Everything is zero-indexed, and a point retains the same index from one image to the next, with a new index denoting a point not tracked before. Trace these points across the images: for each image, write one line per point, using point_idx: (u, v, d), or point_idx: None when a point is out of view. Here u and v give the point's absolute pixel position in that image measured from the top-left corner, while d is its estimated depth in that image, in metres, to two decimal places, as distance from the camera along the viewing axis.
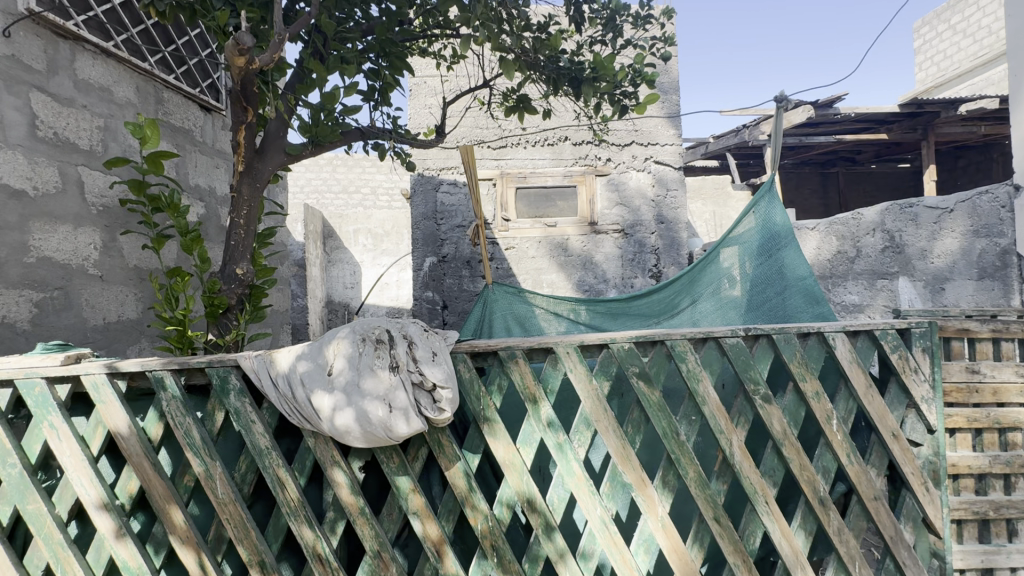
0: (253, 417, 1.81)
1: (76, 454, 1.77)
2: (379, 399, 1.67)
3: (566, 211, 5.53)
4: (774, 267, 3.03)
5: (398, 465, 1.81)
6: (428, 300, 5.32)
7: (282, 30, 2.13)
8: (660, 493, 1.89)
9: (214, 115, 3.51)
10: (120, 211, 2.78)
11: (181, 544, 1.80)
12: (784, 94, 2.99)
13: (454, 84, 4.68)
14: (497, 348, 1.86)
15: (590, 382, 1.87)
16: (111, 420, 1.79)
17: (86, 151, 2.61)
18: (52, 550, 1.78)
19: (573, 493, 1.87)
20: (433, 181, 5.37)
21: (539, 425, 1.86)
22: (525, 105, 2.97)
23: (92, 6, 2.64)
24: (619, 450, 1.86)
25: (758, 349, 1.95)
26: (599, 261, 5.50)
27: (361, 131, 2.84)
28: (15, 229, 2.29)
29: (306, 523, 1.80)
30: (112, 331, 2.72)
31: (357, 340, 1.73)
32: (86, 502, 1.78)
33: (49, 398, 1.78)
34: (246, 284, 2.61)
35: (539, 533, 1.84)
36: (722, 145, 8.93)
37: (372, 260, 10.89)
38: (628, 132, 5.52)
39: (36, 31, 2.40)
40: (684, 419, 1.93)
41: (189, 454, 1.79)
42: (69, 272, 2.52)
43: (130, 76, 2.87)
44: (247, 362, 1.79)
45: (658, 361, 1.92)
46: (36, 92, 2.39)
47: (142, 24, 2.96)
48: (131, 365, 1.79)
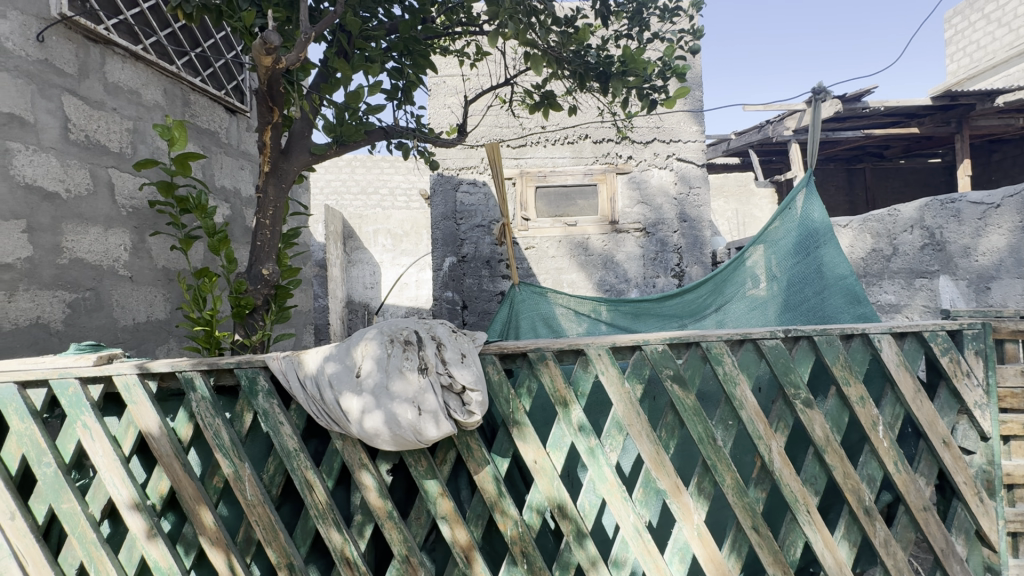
0: (281, 419, 1.80)
1: (109, 454, 1.78)
2: (409, 402, 1.64)
3: (587, 210, 5.46)
4: (812, 265, 2.92)
5: (427, 469, 1.78)
6: (448, 300, 5.30)
7: (308, 30, 2.14)
8: (695, 500, 1.82)
9: (239, 117, 3.54)
10: (149, 213, 2.82)
11: (212, 545, 1.79)
12: (822, 86, 2.88)
13: (475, 83, 4.65)
14: (527, 350, 1.82)
15: (623, 385, 1.81)
16: (142, 421, 1.80)
17: (116, 154, 2.64)
18: (85, 548, 1.79)
19: (605, 498, 1.82)
20: (452, 181, 5.35)
21: (570, 428, 1.80)
22: (550, 101, 2.92)
23: (122, 9, 2.67)
24: (653, 455, 1.80)
25: (798, 351, 1.87)
26: (621, 260, 5.42)
27: (385, 130, 2.84)
28: (48, 231, 2.32)
29: (334, 526, 1.78)
30: (141, 331, 2.75)
31: (385, 341, 1.71)
32: (119, 502, 1.79)
33: (82, 399, 1.79)
34: (271, 284, 2.62)
35: (570, 539, 1.79)
36: (745, 141, 8.92)
37: (392, 260, 10.96)
38: (650, 128, 5.43)
39: (68, 35, 2.43)
40: (720, 423, 1.85)
41: (218, 456, 1.79)
42: (101, 273, 2.55)
43: (158, 78, 2.90)
44: (275, 362, 1.78)
45: (693, 364, 1.85)
46: (68, 96, 2.42)
47: (169, 27, 2.99)
48: (161, 365, 1.79)
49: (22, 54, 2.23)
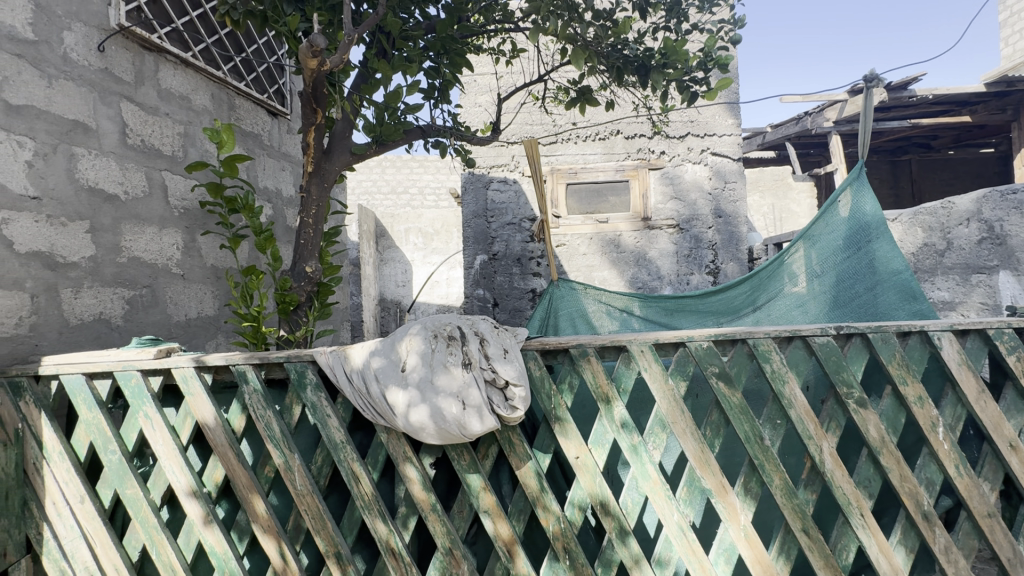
0: (329, 411, 1.85)
1: (168, 443, 1.87)
2: (453, 396, 1.66)
3: (619, 207, 5.40)
4: (864, 260, 2.82)
5: (469, 463, 1.80)
6: (480, 298, 5.33)
7: (351, 32, 2.19)
8: (742, 500, 1.78)
9: (280, 120, 3.65)
10: (199, 213, 2.94)
11: (263, 532, 1.86)
12: (874, 74, 2.78)
13: (508, 81, 4.66)
14: (569, 346, 1.82)
15: (666, 382, 1.78)
16: (199, 411, 1.88)
17: (169, 157, 2.76)
18: (147, 532, 1.89)
19: (648, 497, 1.80)
20: (483, 179, 5.38)
21: (613, 425, 1.79)
22: (587, 97, 2.90)
23: (173, 18, 2.80)
24: (697, 453, 1.77)
25: (850, 349, 1.81)
26: (654, 257, 5.33)
27: (422, 130, 2.88)
28: (109, 231, 2.44)
29: (380, 517, 1.82)
30: (192, 327, 2.87)
31: (429, 336, 1.74)
32: (178, 489, 1.87)
33: (144, 390, 1.89)
34: (314, 282, 2.73)
35: (613, 537, 1.78)
36: (782, 133, 8.65)
37: (422, 259, 11.14)
38: (684, 123, 5.33)
39: (125, 44, 2.56)
40: (768, 422, 1.81)
41: (270, 446, 1.85)
42: (155, 271, 2.67)
43: (206, 84, 3.02)
44: (323, 356, 1.83)
45: (739, 361, 1.81)
46: (126, 103, 2.54)
47: (216, 34, 3.10)
48: (216, 359, 1.87)
49: (85, 64, 2.36)
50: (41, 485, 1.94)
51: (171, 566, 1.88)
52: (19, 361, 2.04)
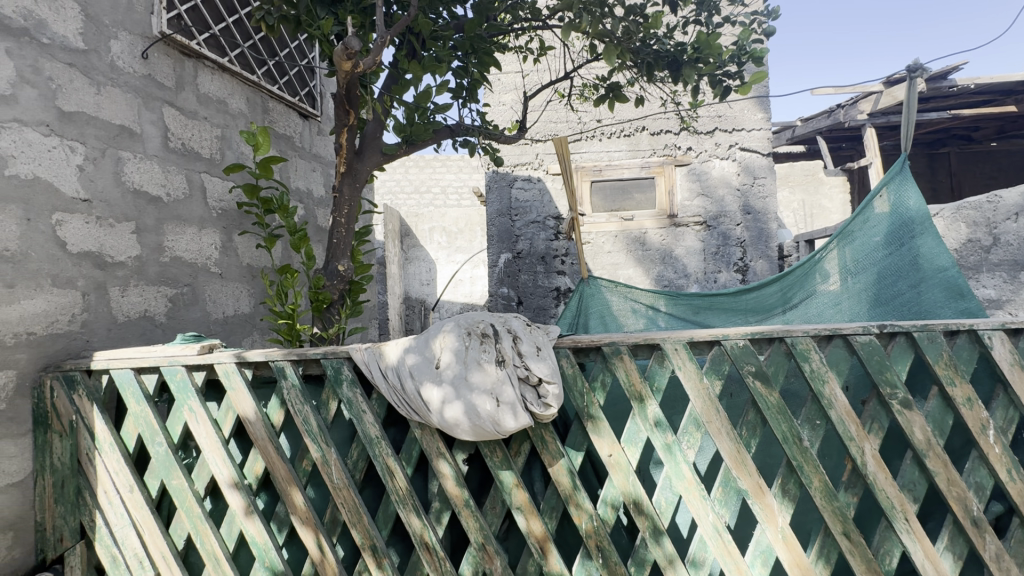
0: (364, 407, 1.88)
1: (211, 436, 1.93)
2: (487, 393, 1.67)
3: (644, 204, 5.34)
4: (907, 257, 2.72)
5: (502, 459, 1.81)
6: (503, 296, 5.34)
7: (385, 33, 2.24)
8: (780, 502, 1.75)
9: (311, 122, 3.71)
10: (236, 214, 3.02)
11: (302, 524, 1.91)
12: (917, 63, 2.70)
13: (533, 79, 4.67)
14: (602, 343, 1.81)
15: (701, 381, 1.76)
16: (240, 406, 1.94)
17: (207, 160, 2.84)
18: (192, 521, 1.96)
19: (682, 496, 1.78)
20: (507, 177, 5.38)
21: (646, 423, 1.78)
22: (616, 93, 2.88)
23: (211, 25, 2.88)
24: (733, 453, 1.75)
25: (894, 349, 1.75)
26: (680, 255, 5.26)
27: (451, 129, 2.91)
28: (153, 231, 2.53)
29: (414, 511, 1.85)
30: (230, 324, 2.96)
31: (462, 334, 1.75)
32: (221, 481, 1.94)
33: (188, 384, 1.96)
34: (346, 280, 2.78)
35: (646, 536, 1.77)
36: (813, 127, 8.43)
37: (447, 257, 11.27)
38: (712, 118, 5.25)
39: (167, 51, 2.65)
40: (807, 423, 1.77)
41: (308, 441, 1.90)
42: (196, 270, 2.76)
43: (241, 88, 3.10)
44: (358, 353, 1.87)
45: (776, 361, 1.77)
46: (167, 108, 2.64)
47: (251, 39, 3.18)
48: (256, 355, 1.93)
49: (130, 71, 2.46)
50: (93, 474, 2.03)
51: (215, 555, 1.94)
52: (72, 356, 2.14)
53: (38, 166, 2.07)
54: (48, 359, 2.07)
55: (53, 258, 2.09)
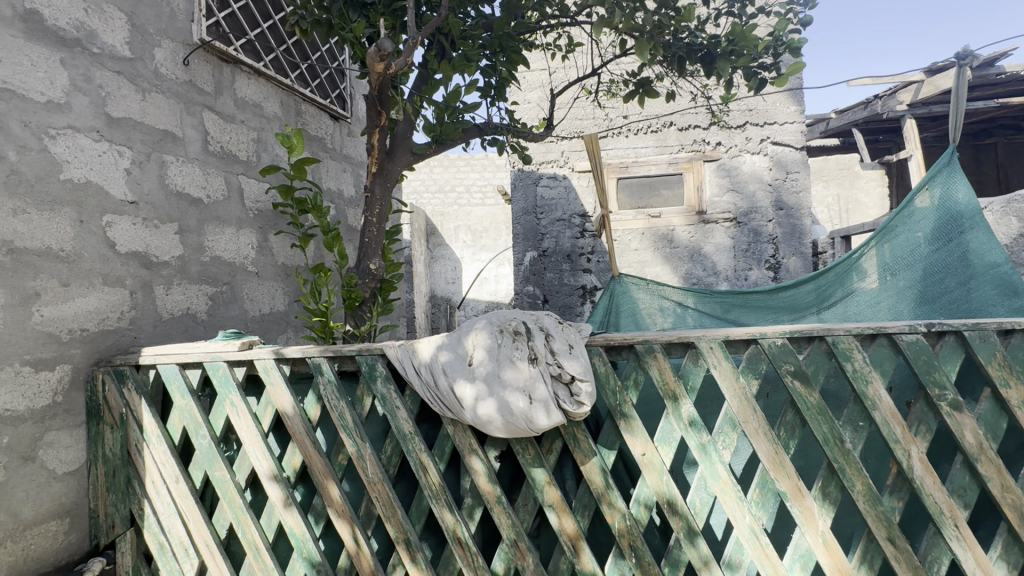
0: (398, 403, 1.91)
1: (252, 430, 2.00)
2: (521, 391, 1.68)
3: (672, 201, 5.25)
4: (955, 252, 2.61)
5: (534, 457, 1.82)
6: (529, 294, 5.32)
7: (416, 34, 2.27)
8: (820, 505, 1.70)
9: (342, 124, 3.78)
10: (271, 214, 3.11)
11: (338, 517, 1.95)
12: (968, 49, 2.59)
13: (560, 76, 4.65)
14: (634, 341, 1.80)
15: (737, 380, 1.73)
16: (279, 401, 1.99)
17: (245, 162, 2.93)
18: (234, 512, 2.03)
19: (717, 497, 1.75)
20: (533, 175, 5.36)
21: (680, 423, 1.76)
22: (646, 88, 2.84)
23: (247, 31, 2.97)
24: (771, 454, 1.71)
25: (943, 348, 1.68)
26: (709, 252, 5.16)
27: (480, 128, 2.92)
28: (194, 232, 2.62)
29: (447, 507, 1.87)
30: (266, 322, 3.05)
31: (494, 331, 1.76)
32: (261, 473, 2.00)
33: (230, 379, 2.02)
34: (377, 278, 2.84)
35: (680, 537, 1.75)
36: (848, 119, 8.16)
37: (472, 255, 11.38)
38: (743, 112, 5.14)
39: (206, 58, 2.74)
40: (849, 424, 1.71)
41: (344, 435, 1.94)
42: (234, 270, 2.85)
43: (276, 92, 3.18)
44: (392, 350, 1.89)
45: (816, 360, 1.72)
46: (207, 112, 2.73)
47: (284, 43, 3.26)
48: (294, 351, 1.98)
49: (173, 77, 2.55)
50: (142, 464, 2.12)
51: (255, 544, 2.01)
52: (121, 351, 2.24)
53: (90, 171, 2.16)
54: (100, 355, 2.17)
55: (104, 258, 2.19)
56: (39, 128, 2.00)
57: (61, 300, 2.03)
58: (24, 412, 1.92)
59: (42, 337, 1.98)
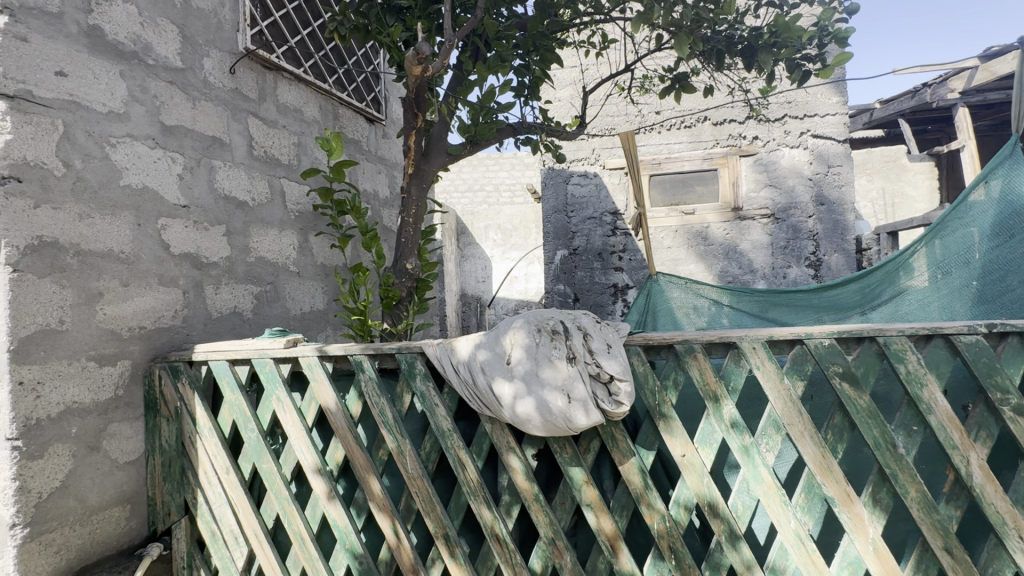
0: (436, 400, 1.94)
1: (297, 424, 2.07)
2: (560, 390, 1.68)
3: (706, 197, 5.14)
4: (1018, 249, 2.44)
5: (572, 456, 1.82)
6: (560, 293, 5.29)
7: (453, 36, 2.29)
8: (870, 512, 1.64)
9: (377, 126, 3.85)
10: (311, 216, 3.20)
11: (379, 510, 2.00)
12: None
13: (592, 73, 4.63)
14: (674, 341, 1.78)
15: (782, 382, 1.68)
16: (322, 396, 2.06)
17: (286, 165, 3.03)
18: (281, 503, 2.11)
19: (760, 501, 1.71)
20: (563, 173, 5.34)
21: (721, 424, 1.72)
22: (683, 83, 2.79)
23: (288, 38, 3.06)
24: (817, 457, 1.66)
25: (1005, 350, 1.60)
26: (746, 249, 5.03)
27: (513, 128, 2.94)
28: (241, 233, 2.73)
29: (485, 504, 1.89)
30: (307, 320, 3.15)
31: (532, 330, 1.77)
32: (305, 466, 2.07)
33: (276, 375, 2.10)
34: (413, 277, 2.89)
35: (722, 540, 1.72)
36: (894, 110, 7.80)
37: (502, 254, 11.47)
38: (781, 104, 4.99)
39: (251, 66, 2.85)
40: (902, 429, 1.64)
41: (384, 431, 1.99)
42: (277, 270, 2.95)
43: (315, 96, 3.28)
44: (430, 349, 1.93)
45: (866, 361, 1.66)
46: (252, 118, 2.84)
47: (323, 49, 3.35)
48: (337, 349, 2.04)
49: (220, 85, 2.66)
50: (195, 456, 2.23)
51: (300, 535, 2.08)
52: (175, 348, 2.36)
53: (147, 177, 2.28)
54: (156, 351, 2.29)
55: (159, 259, 2.31)
56: (101, 137, 2.12)
57: (121, 300, 2.15)
58: (89, 405, 2.04)
59: (104, 333, 2.10)
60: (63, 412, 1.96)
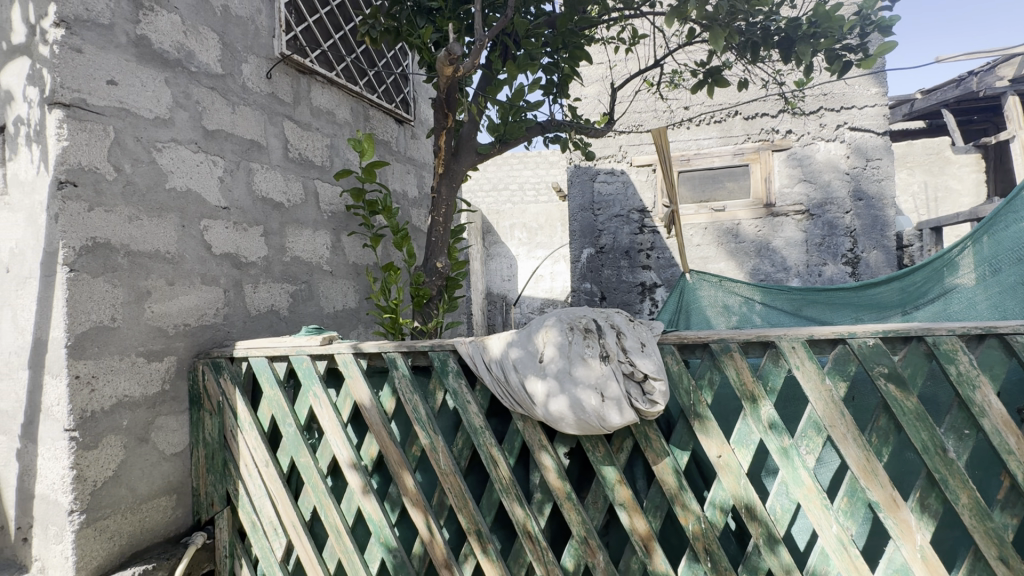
0: (469, 398, 1.96)
1: (333, 419, 2.12)
2: (593, 388, 1.68)
3: (737, 193, 5.02)
4: None
5: (604, 455, 1.81)
6: (586, 292, 5.26)
7: (484, 36, 2.31)
8: (918, 518, 1.58)
9: (406, 127, 3.90)
10: (343, 216, 3.26)
11: (412, 505, 2.03)
12: None
13: (620, 69, 4.58)
14: (710, 340, 1.75)
15: (823, 382, 1.64)
16: (357, 393, 2.10)
17: (319, 167, 3.10)
18: (318, 496, 2.16)
19: (800, 505, 1.67)
20: (590, 171, 5.30)
21: (759, 425, 1.69)
22: (716, 77, 2.74)
23: (321, 42, 3.13)
24: (861, 460, 1.61)
25: None
26: (779, 246, 4.89)
27: (542, 126, 2.94)
28: (277, 234, 2.81)
29: (517, 501, 1.90)
30: (339, 318, 3.21)
31: (565, 328, 1.77)
32: (341, 461, 2.12)
33: (313, 371, 2.16)
34: (443, 276, 2.94)
35: (760, 543, 1.68)
36: (937, 99, 7.40)
37: (528, 252, 11.47)
38: (817, 97, 4.84)
39: (286, 71, 2.93)
40: (952, 433, 1.58)
41: (417, 428, 2.01)
42: (311, 269, 3.02)
43: (346, 99, 3.34)
44: (463, 347, 1.95)
45: (914, 362, 1.60)
46: (288, 121, 2.91)
47: (354, 52, 3.41)
48: (371, 346, 2.08)
49: (258, 90, 2.74)
50: (236, 448, 2.31)
51: (336, 527, 2.13)
52: (217, 344, 2.44)
53: (190, 180, 2.37)
54: (199, 348, 2.38)
55: (202, 259, 2.40)
56: (148, 143, 2.22)
57: (167, 298, 2.25)
58: (139, 398, 2.14)
59: (152, 330, 2.19)
60: (116, 405, 2.06)
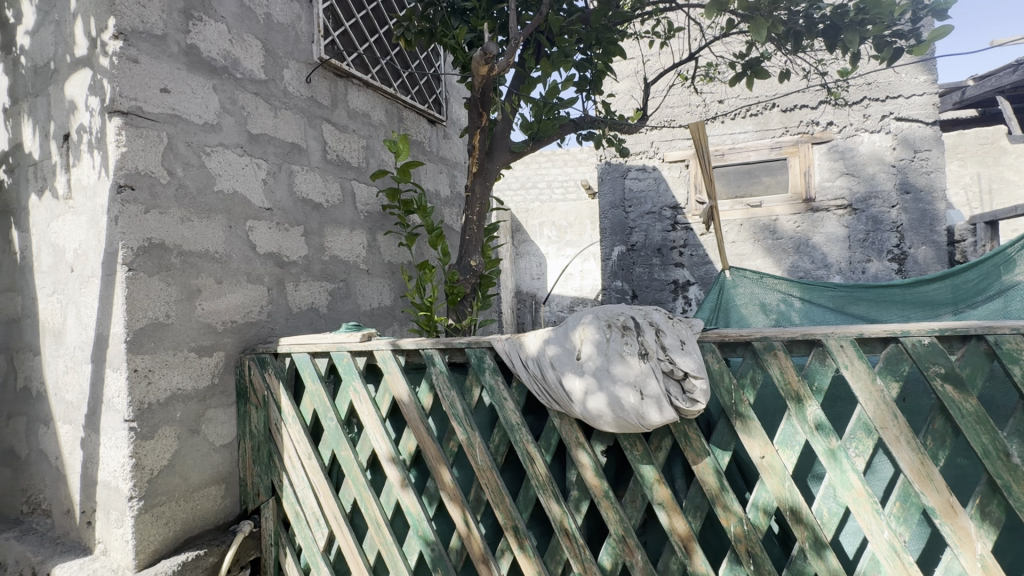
0: (505, 394, 1.97)
1: (372, 414, 2.17)
2: (632, 386, 1.66)
3: (774, 188, 4.86)
4: None
5: (642, 453, 1.79)
6: (617, 290, 5.20)
7: (518, 34, 2.33)
8: (978, 526, 1.51)
9: (438, 127, 3.95)
10: (379, 216, 3.33)
11: (450, 500, 2.06)
12: None
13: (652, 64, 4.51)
14: (752, 338, 1.71)
15: (873, 382, 1.58)
16: (395, 388, 2.14)
17: (357, 168, 3.17)
18: (358, 489, 2.22)
19: (849, 508, 1.62)
20: (620, 168, 5.24)
21: (805, 426, 1.64)
22: (755, 68, 2.67)
23: (357, 46, 3.20)
24: (915, 464, 1.54)
25: None
26: (819, 243, 4.73)
27: (575, 123, 2.92)
28: (316, 234, 2.89)
29: (554, 498, 1.90)
30: (376, 315, 3.28)
31: (602, 326, 1.76)
32: (380, 455, 2.17)
33: (353, 367, 2.21)
34: (477, 274, 2.97)
35: (806, 547, 1.64)
36: (988, 87, 7.00)
37: (557, 251, 11.44)
38: (861, 86, 4.65)
39: (325, 75, 3.00)
40: (1016, 437, 1.50)
41: (455, 423, 2.04)
42: (348, 268, 3.09)
43: (381, 100, 3.41)
44: (499, 344, 1.96)
45: (974, 362, 1.52)
46: (326, 124, 2.99)
47: (388, 55, 3.47)
48: (409, 343, 2.12)
49: (298, 94, 2.83)
50: (280, 441, 2.39)
51: (376, 519, 2.19)
52: (261, 341, 2.53)
53: (236, 182, 2.47)
54: (246, 343, 2.47)
55: (247, 258, 2.49)
56: (198, 147, 2.32)
57: (216, 296, 2.34)
58: (191, 391, 2.24)
59: (202, 326, 2.29)
60: (170, 397, 2.16)
